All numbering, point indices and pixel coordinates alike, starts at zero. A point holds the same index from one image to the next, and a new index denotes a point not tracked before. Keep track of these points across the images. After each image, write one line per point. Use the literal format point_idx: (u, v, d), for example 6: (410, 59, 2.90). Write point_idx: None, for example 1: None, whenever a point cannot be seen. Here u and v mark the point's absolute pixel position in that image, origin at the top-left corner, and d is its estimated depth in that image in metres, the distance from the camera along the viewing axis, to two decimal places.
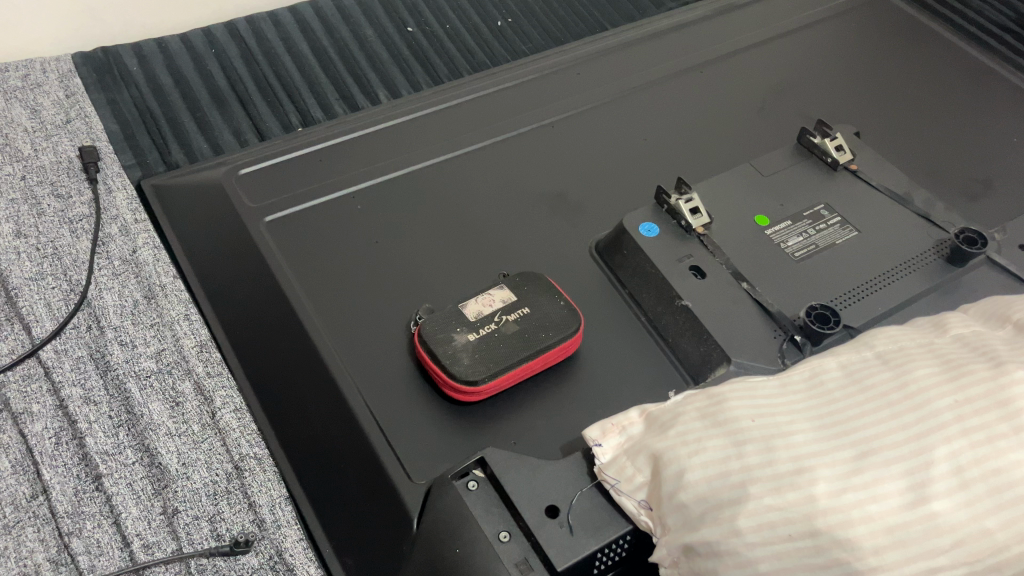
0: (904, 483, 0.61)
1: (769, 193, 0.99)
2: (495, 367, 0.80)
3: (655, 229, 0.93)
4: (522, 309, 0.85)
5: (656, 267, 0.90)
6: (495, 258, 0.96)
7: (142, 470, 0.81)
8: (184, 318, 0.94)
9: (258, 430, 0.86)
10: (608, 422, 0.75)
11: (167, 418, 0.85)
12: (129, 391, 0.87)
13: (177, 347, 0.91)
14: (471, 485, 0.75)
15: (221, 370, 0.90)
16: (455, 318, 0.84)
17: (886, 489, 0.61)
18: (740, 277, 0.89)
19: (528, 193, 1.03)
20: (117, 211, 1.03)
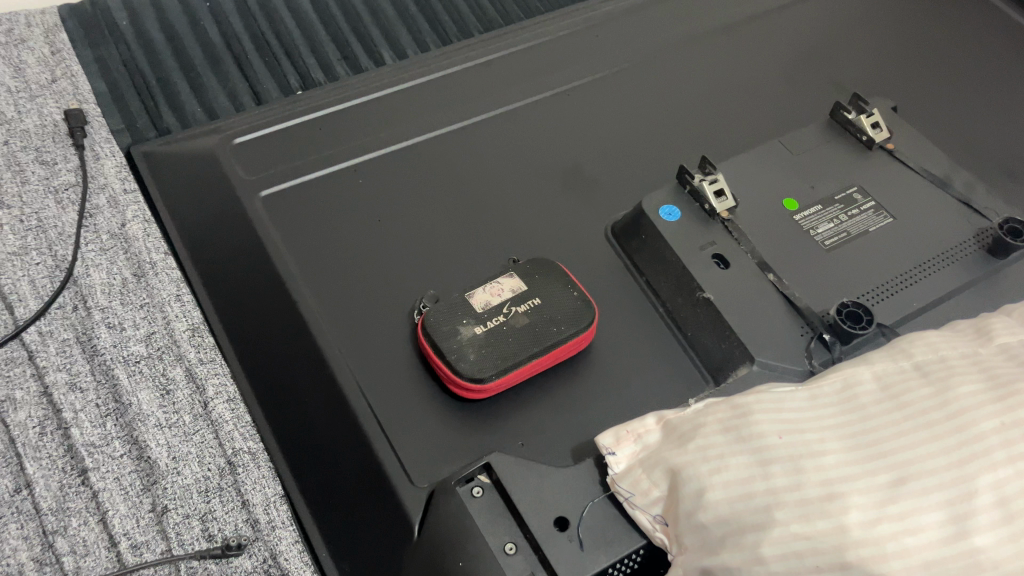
0: (943, 514, 0.56)
1: (799, 174, 0.93)
2: (504, 362, 0.76)
3: (675, 212, 0.88)
4: (533, 300, 0.80)
5: (676, 254, 0.85)
6: (505, 239, 0.90)
7: (130, 464, 0.77)
8: (175, 298, 0.88)
9: (253, 422, 0.81)
10: (622, 428, 0.70)
11: (156, 407, 0.81)
12: (116, 378, 0.82)
13: (169, 331, 0.86)
14: (476, 492, 0.70)
15: (214, 357, 0.85)
16: (462, 309, 0.79)
17: (924, 521, 0.56)
18: (765, 267, 0.84)
19: (543, 166, 0.97)
20: (106, 180, 0.97)
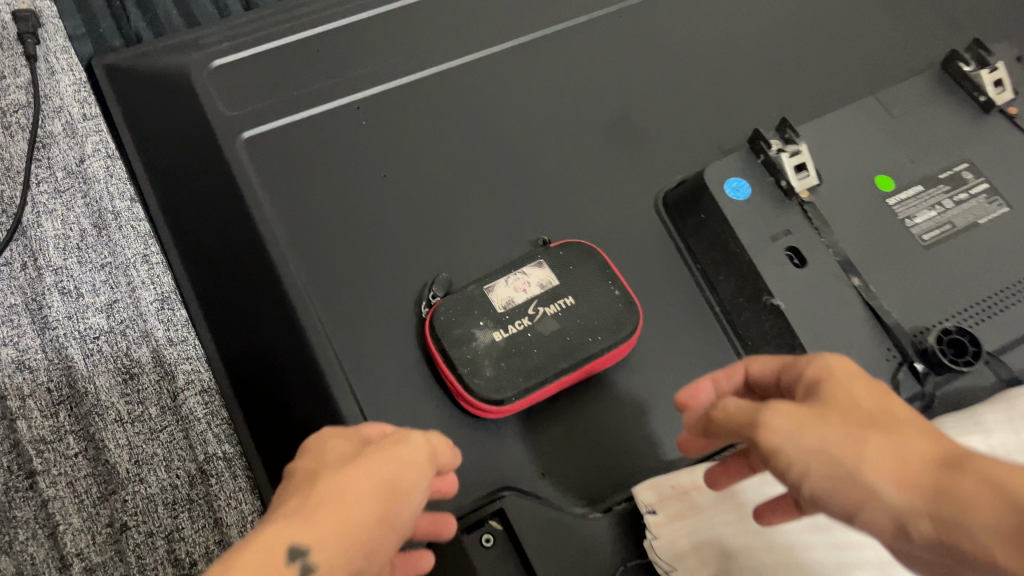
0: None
1: (898, 144, 0.76)
2: (527, 380, 0.63)
3: (745, 188, 0.72)
4: (565, 300, 0.66)
5: (742, 245, 0.70)
6: (535, 207, 0.75)
7: (86, 467, 0.66)
8: (142, 260, 0.75)
9: (229, 420, 0.69)
10: (666, 482, 0.59)
11: (117, 397, 0.69)
12: (71, 358, 0.70)
13: (134, 301, 0.73)
14: (484, 541, 0.60)
15: (186, 336, 0.72)
16: (478, 306, 0.65)
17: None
18: (850, 269, 0.69)
19: (586, 113, 0.80)
20: (61, 100, 0.81)
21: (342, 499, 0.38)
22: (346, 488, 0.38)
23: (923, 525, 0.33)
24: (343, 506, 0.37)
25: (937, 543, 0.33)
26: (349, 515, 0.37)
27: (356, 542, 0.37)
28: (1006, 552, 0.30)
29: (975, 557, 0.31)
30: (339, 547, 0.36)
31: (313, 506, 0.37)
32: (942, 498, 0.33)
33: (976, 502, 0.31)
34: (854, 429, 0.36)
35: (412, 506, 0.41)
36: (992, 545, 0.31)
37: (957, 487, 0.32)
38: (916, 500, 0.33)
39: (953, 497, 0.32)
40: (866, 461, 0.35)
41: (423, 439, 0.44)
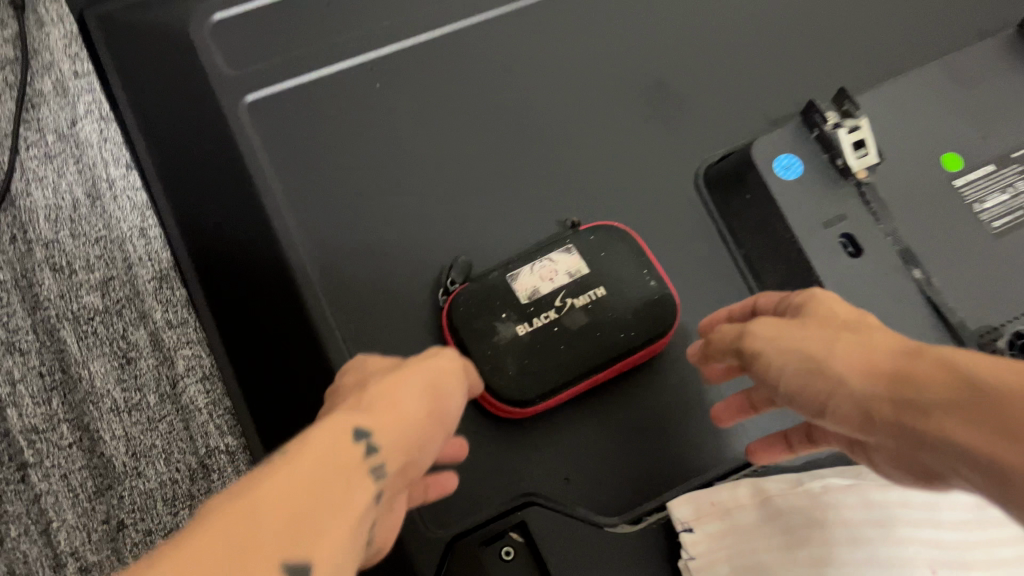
0: (977, 498, 0.50)
1: (970, 117, 0.68)
2: (554, 380, 0.58)
3: (796, 168, 0.65)
4: (596, 290, 0.60)
5: (792, 231, 0.64)
6: (564, 184, 0.69)
7: (80, 459, 0.62)
8: (139, 234, 0.69)
9: (232, 410, 0.65)
10: (705, 496, 0.54)
11: (113, 384, 0.64)
12: (64, 341, 0.65)
13: (130, 279, 0.68)
14: (505, 554, 0.56)
15: (186, 318, 0.67)
16: (501, 297, 0.60)
17: (989, 536, 0.49)
18: (911, 260, 0.63)
19: (622, 78, 0.73)
20: (51, 56, 0.75)
21: (392, 398, 0.36)
22: (395, 388, 0.37)
23: (883, 407, 0.33)
24: (393, 401, 0.36)
25: (895, 424, 0.33)
26: (401, 410, 0.36)
27: (410, 436, 0.35)
28: (950, 420, 0.29)
29: (926, 436, 0.31)
30: (396, 440, 0.34)
31: (366, 402, 0.35)
32: (895, 379, 0.33)
33: (930, 378, 0.31)
34: (833, 331, 0.38)
35: (454, 412, 0.40)
36: (948, 426, 0.29)
37: (916, 377, 0.32)
38: (877, 386, 0.34)
39: (910, 378, 0.32)
40: (838, 355, 0.36)
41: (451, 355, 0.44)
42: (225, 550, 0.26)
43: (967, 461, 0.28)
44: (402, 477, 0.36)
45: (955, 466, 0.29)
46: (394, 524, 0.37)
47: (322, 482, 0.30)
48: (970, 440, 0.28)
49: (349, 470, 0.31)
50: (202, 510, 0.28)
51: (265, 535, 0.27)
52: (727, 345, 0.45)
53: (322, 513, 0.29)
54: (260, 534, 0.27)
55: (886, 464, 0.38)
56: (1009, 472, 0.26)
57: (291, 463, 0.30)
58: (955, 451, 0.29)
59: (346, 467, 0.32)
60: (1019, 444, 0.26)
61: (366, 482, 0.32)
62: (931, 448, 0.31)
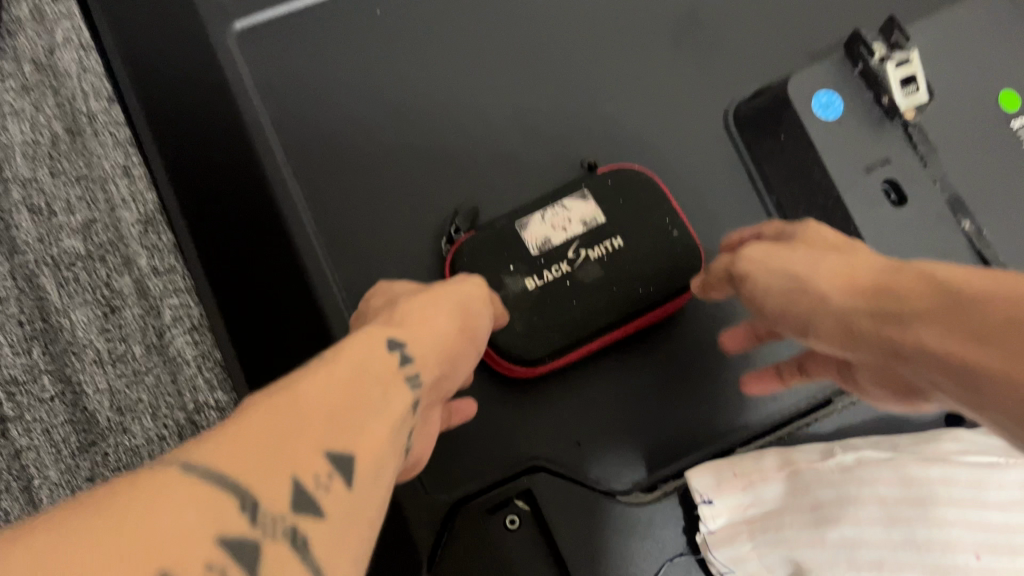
0: None
1: None
2: (564, 337, 0.53)
3: (837, 106, 0.59)
4: (614, 241, 0.55)
5: (830, 177, 0.58)
6: (581, 123, 0.63)
7: (63, 413, 0.59)
8: (122, 173, 0.65)
9: (221, 363, 0.61)
10: (727, 466, 0.49)
11: (96, 334, 0.61)
12: (43, 288, 0.61)
13: (113, 222, 0.64)
14: (510, 522, 0.52)
15: (174, 265, 0.63)
16: (509, 248, 0.55)
17: None
18: (960, 209, 0.58)
19: (646, 6, 0.66)
20: None
21: (424, 319, 0.36)
22: (426, 310, 0.37)
23: (861, 320, 0.31)
24: (421, 323, 0.36)
25: (871, 336, 0.30)
26: (429, 329, 0.36)
27: (438, 354, 0.35)
28: (929, 326, 0.27)
29: (902, 346, 0.28)
30: (426, 355, 0.34)
31: (393, 323, 0.35)
32: (878, 291, 0.30)
33: (910, 288, 0.28)
34: (820, 254, 0.37)
35: (477, 337, 0.40)
36: (926, 335, 0.27)
37: (897, 288, 0.29)
38: (857, 299, 0.32)
39: (892, 290, 0.30)
40: (825, 276, 0.34)
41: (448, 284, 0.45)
42: (277, 438, 0.25)
43: (939, 368, 0.26)
44: (433, 392, 0.36)
45: (929, 376, 0.27)
46: (424, 442, 0.37)
47: (365, 383, 0.29)
48: (945, 348, 0.25)
49: (387, 376, 0.31)
50: (241, 404, 0.27)
51: (311, 423, 0.26)
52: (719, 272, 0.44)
53: (368, 412, 0.29)
54: (307, 424, 0.26)
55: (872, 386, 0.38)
56: (985, 373, 0.23)
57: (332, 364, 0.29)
58: (928, 359, 0.26)
59: (383, 372, 0.31)
60: (996, 346, 0.23)
61: (403, 388, 0.31)
62: (905, 359, 0.28)
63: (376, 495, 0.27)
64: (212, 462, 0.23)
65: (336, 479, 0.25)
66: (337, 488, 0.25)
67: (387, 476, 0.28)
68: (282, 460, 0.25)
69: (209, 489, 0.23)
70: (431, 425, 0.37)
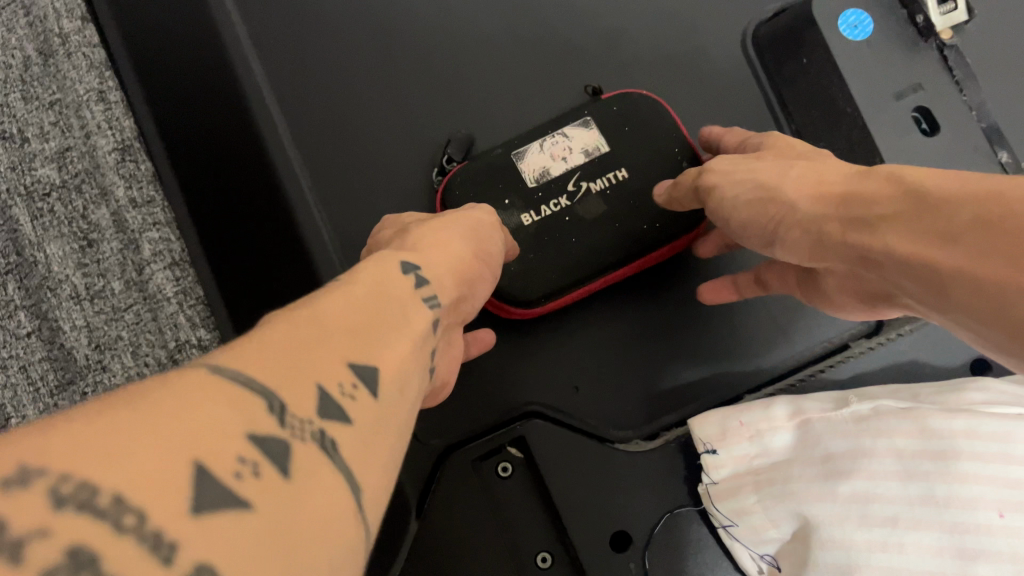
0: None
1: None
2: (560, 278, 0.50)
3: (866, 26, 0.54)
4: (619, 173, 0.51)
5: (855, 106, 0.52)
6: (587, 49, 0.59)
7: (40, 350, 0.57)
8: (97, 98, 0.61)
9: (203, 300, 0.58)
10: (733, 415, 0.45)
11: (73, 269, 0.58)
12: (18, 221, 0.59)
13: (89, 149, 0.60)
14: (502, 470, 0.49)
15: (152, 196, 0.59)
16: (504, 180, 0.51)
17: None
18: (996, 140, 0.53)
19: None
20: None
21: (439, 244, 0.34)
22: (440, 237, 0.35)
23: (833, 227, 0.33)
24: (436, 245, 0.34)
25: (842, 243, 0.32)
26: (444, 250, 0.33)
27: (456, 276, 0.33)
28: (897, 231, 0.29)
29: (869, 249, 0.30)
30: (444, 276, 0.32)
31: (407, 246, 0.33)
32: (847, 198, 0.32)
33: (880, 192, 0.30)
34: (783, 163, 0.38)
35: (494, 263, 0.38)
36: (893, 241, 0.29)
37: (862, 197, 0.31)
38: (824, 210, 0.33)
39: (861, 195, 0.32)
40: (794, 192, 0.35)
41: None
42: (297, 351, 0.22)
43: (908, 272, 0.28)
44: (450, 316, 0.33)
45: (897, 279, 0.29)
46: (446, 367, 0.34)
47: (383, 307, 0.27)
48: (913, 253, 0.28)
49: (406, 295, 0.28)
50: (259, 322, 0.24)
51: (331, 336, 0.23)
52: (682, 186, 0.44)
53: (389, 332, 0.26)
54: (328, 336, 0.23)
55: (839, 293, 0.39)
56: (950, 274, 0.26)
57: (347, 288, 0.27)
58: (897, 264, 0.29)
59: (401, 291, 0.28)
60: (952, 244, 0.26)
61: (424, 308, 0.29)
62: (872, 263, 0.30)
63: (403, 412, 0.25)
64: (237, 364, 0.21)
65: (364, 388, 0.23)
66: (365, 398, 0.23)
67: (413, 395, 0.26)
68: (307, 365, 0.22)
69: (235, 393, 0.20)
70: (454, 350, 0.35)
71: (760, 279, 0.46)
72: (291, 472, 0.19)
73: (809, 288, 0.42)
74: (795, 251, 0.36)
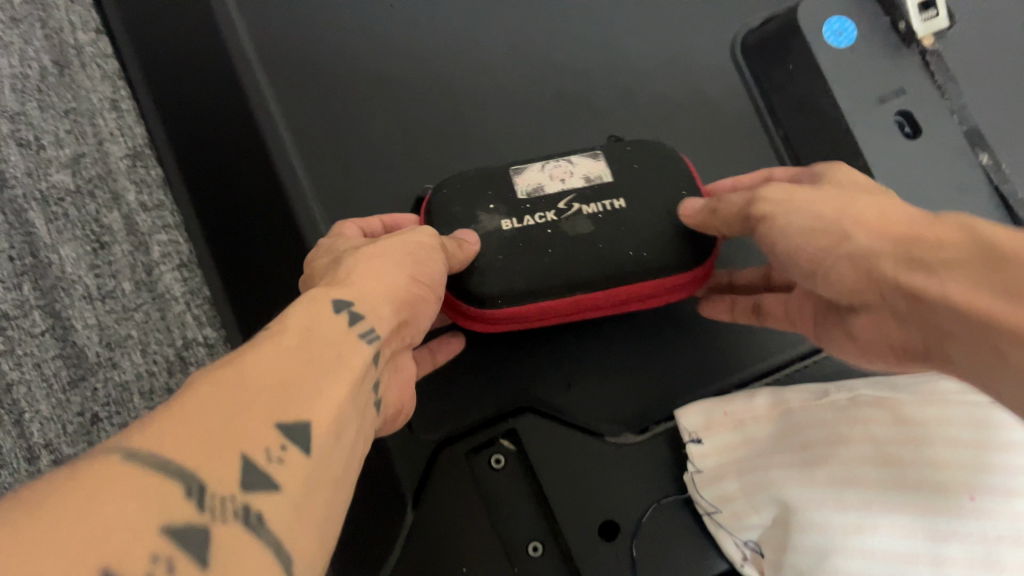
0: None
1: None
2: (525, 283, 0.46)
3: (850, 31, 0.56)
4: (615, 201, 0.48)
5: (839, 104, 0.54)
6: (580, 61, 0.61)
7: (53, 348, 0.58)
8: (110, 107, 0.64)
9: (210, 300, 0.61)
10: (718, 405, 0.47)
11: (86, 271, 0.60)
12: (32, 224, 0.60)
13: (102, 156, 0.63)
14: (494, 462, 0.51)
15: (162, 201, 0.63)
16: (494, 188, 0.49)
17: None
18: (977, 140, 0.54)
19: None
20: None
21: (377, 275, 0.36)
22: (379, 267, 0.37)
23: (887, 266, 0.34)
24: (370, 277, 0.36)
25: (894, 283, 0.33)
26: (379, 282, 0.36)
27: (394, 305, 0.36)
28: (957, 280, 0.30)
29: (924, 295, 0.32)
30: (380, 307, 0.35)
31: (343, 279, 0.35)
32: (908, 240, 0.33)
33: (944, 237, 0.32)
34: (847, 199, 0.37)
35: (438, 284, 0.40)
36: (951, 289, 0.30)
37: (920, 245, 0.33)
38: (885, 250, 0.34)
39: (919, 237, 0.33)
40: (860, 230, 0.35)
41: (375, 220, 0.47)
42: (216, 421, 0.24)
43: (963, 321, 0.30)
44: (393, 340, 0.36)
45: (943, 324, 0.31)
46: (397, 394, 0.37)
47: (312, 353, 0.29)
48: (974, 302, 0.29)
49: (337, 339, 0.30)
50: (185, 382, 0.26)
51: (255, 398, 0.25)
52: (726, 214, 0.42)
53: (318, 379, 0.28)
54: (252, 399, 0.25)
55: (867, 325, 0.39)
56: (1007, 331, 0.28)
57: (274, 338, 0.28)
58: (952, 311, 0.30)
59: (333, 335, 0.31)
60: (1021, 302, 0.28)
61: (356, 347, 0.31)
62: (923, 307, 0.32)
63: (336, 456, 0.27)
64: (153, 445, 0.22)
65: (291, 449, 0.25)
66: (292, 459, 0.25)
67: (346, 441, 0.28)
68: (226, 437, 0.24)
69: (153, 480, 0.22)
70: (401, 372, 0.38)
71: (759, 307, 0.49)
72: (208, 561, 0.22)
73: (821, 328, 0.45)
74: (831, 280, 0.37)
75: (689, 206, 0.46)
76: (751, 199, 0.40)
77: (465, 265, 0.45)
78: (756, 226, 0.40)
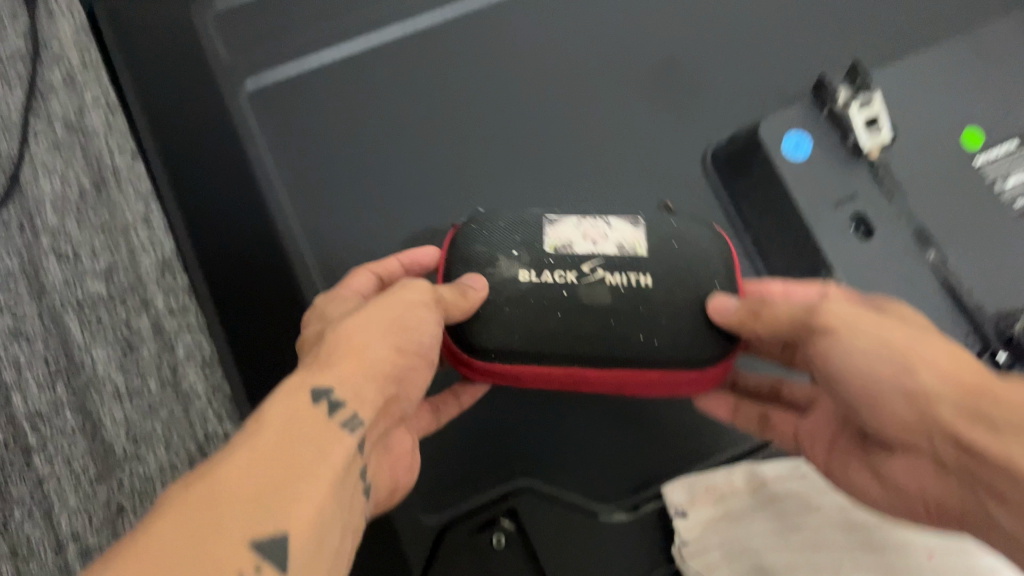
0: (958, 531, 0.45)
1: (997, 91, 0.64)
2: (524, 347, 0.47)
3: (804, 146, 0.62)
4: (643, 278, 0.48)
5: (798, 207, 0.61)
6: (569, 171, 0.67)
7: (82, 445, 0.63)
8: (143, 222, 0.70)
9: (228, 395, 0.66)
10: (699, 480, 0.52)
11: (116, 372, 0.65)
12: (68, 329, 0.66)
13: (133, 267, 0.69)
14: (494, 541, 0.54)
15: (187, 304, 0.68)
16: (523, 235, 0.50)
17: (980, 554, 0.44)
18: (925, 240, 0.61)
19: (632, 60, 0.71)
20: (59, 46, 0.73)
21: (358, 351, 0.40)
22: (363, 341, 0.41)
23: (946, 410, 0.38)
24: (352, 352, 0.40)
25: (950, 427, 0.38)
26: (358, 359, 0.40)
27: (376, 385, 0.40)
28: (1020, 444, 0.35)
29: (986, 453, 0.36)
30: (360, 393, 0.39)
31: (328, 357, 0.40)
32: (972, 391, 0.38)
33: (1005, 398, 0.37)
34: (918, 335, 0.40)
35: (426, 349, 0.44)
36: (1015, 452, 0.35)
37: (990, 402, 0.37)
38: (949, 392, 0.38)
39: (987, 395, 0.38)
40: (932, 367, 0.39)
41: (393, 259, 0.53)
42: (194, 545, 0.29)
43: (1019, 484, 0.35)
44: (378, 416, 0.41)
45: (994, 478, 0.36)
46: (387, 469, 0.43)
47: (292, 463, 0.33)
48: None
49: (314, 445, 0.35)
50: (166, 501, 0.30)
51: (226, 519, 0.30)
52: (771, 320, 0.44)
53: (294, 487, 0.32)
54: (224, 524, 0.30)
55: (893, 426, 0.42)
56: None
57: (254, 448, 0.33)
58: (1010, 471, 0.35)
59: (311, 439, 0.35)
60: None
61: (332, 452, 0.35)
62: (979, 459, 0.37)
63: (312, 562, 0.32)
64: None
65: (265, 568, 0.30)
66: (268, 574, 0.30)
67: (323, 545, 0.33)
68: (204, 561, 0.28)
69: None
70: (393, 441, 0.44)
71: (766, 418, 0.52)
72: None
73: (847, 442, 0.46)
74: (882, 405, 0.41)
75: (721, 304, 0.46)
76: (809, 312, 0.42)
77: (466, 312, 0.47)
78: (814, 337, 0.42)
